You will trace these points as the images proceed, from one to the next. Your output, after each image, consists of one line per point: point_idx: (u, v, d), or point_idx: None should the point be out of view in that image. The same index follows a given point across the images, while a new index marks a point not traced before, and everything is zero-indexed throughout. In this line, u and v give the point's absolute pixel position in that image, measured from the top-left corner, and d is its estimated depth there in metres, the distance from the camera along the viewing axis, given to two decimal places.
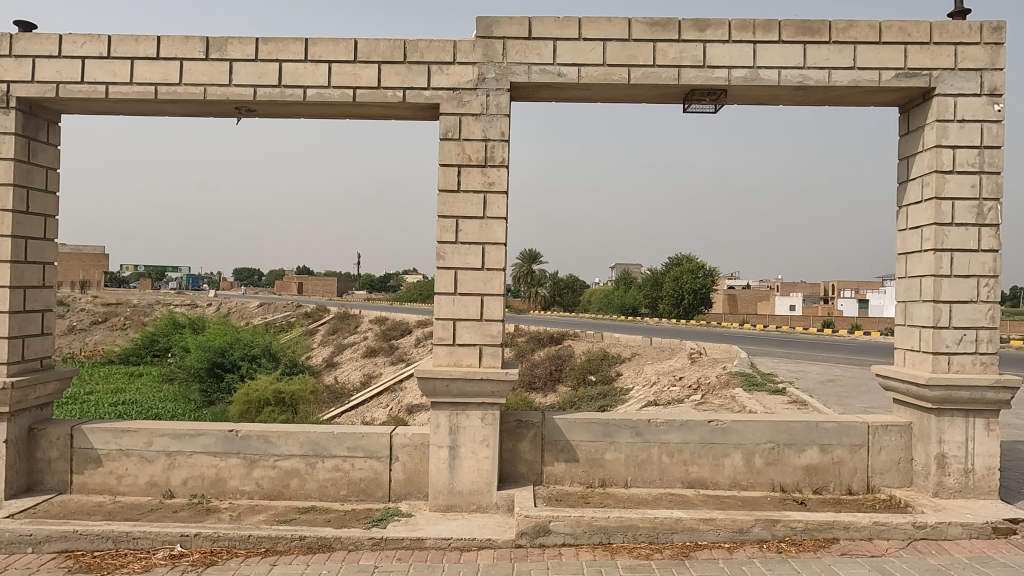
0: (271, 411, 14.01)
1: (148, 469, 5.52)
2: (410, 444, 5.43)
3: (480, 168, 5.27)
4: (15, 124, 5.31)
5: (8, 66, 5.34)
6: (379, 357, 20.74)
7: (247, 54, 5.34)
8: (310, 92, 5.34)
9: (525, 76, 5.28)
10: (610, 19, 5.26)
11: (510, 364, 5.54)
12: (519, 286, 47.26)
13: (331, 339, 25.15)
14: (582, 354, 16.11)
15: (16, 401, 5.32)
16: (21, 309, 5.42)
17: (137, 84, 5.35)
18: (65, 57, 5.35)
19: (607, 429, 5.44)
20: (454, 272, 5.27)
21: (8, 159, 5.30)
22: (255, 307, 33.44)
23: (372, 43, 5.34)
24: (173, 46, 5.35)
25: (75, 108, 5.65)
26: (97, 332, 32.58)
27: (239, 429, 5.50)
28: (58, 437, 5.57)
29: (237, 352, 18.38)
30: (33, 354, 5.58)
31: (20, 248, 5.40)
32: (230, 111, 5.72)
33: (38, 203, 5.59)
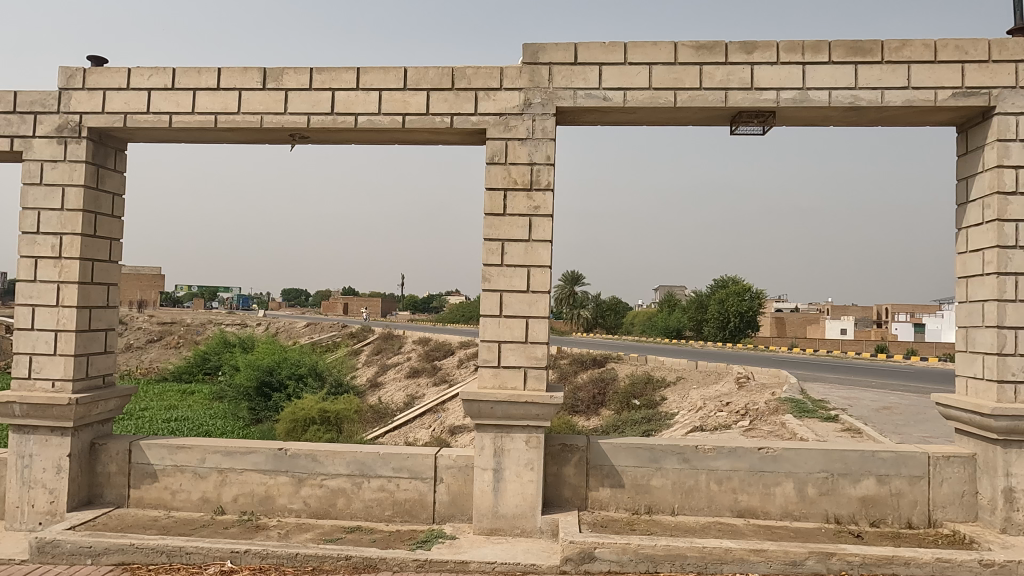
0: (317, 430, 14.21)
1: (200, 485, 5.66)
2: (454, 466, 5.44)
3: (526, 192, 5.32)
4: (85, 153, 5.60)
5: (81, 98, 5.66)
6: (422, 378, 20.89)
7: (302, 83, 5.54)
8: (361, 119, 5.49)
9: (571, 100, 5.33)
10: (656, 43, 5.30)
11: (555, 387, 5.53)
12: (562, 308, 47.13)
13: (376, 358, 25.45)
14: (626, 377, 15.88)
15: (80, 416, 5.54)
16: (86, 328, 5.67)
17: (199, 114, 5.59)
18: (132, 89, 5.65)
19: (654, 455, 5.36)
20: (500, 294, 5.31)
21: (78, 186, 5.58)
22: (303, 327, 34.17)
23: (421, 70, 5.48)
24: (232, 77, 5.60)
25: (141, 137, 5.94)
26: (152, 351, 33.69)
27: (288, 448, 5.60)
28: (118, 451, 5.77)
29: (285, 371, 18.73)
30: (96, 371, 5.83)
31: (87, 270, 5.66)
32: (285, 139, 5.92)
33: (104, 227, 5.86)
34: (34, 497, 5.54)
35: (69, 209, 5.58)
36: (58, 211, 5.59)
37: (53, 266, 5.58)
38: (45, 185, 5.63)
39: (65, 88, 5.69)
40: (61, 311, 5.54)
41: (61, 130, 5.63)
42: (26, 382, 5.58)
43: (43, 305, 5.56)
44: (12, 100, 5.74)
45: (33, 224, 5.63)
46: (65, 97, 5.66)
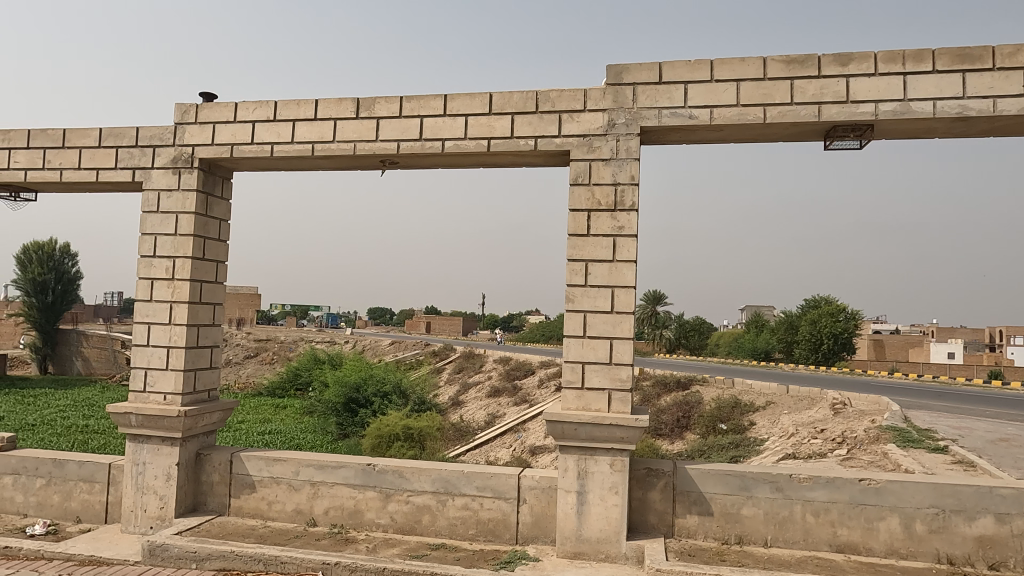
0: (401, 447, 14.52)
1: (295, 497, 5.90)
2: (538, 486, 5.43)
3: (610, 213, 5.30)
4: (196, 182, 6.04)
5: (194, 132, 6.11)
6: (503, 397, 20.95)
7: (392, 111, 5.77)
8: (449, 143, 5.65)
9: (655, 119, 5.29)
10: (744, 59, 5.19)
11: (640, 409, 5.44)
12: (644, 329, 46.32)
13: (457, 377, 25.79)
14: (712, 401, 15.34)
15: (188, 428, 5.91)
16: (194, 345, 6.07)
17: (298, 143, 5.91)
18: (239, 122, 6.05)
19: (744, 483, 5.15)
20: (584, 314, 5.29)
21: (190, 213, 6.01)
22: (388, 345, 35.14)
23: (506, 95, 5.59)
24: (329, 108, 5.90)
25: (245, 166, 6.35)
26: (249, 366, 35.51)
27: (376, 463, 5.76)
28: (221, 462, 6.11)
29: (371, 388, 19.29)
30: (203, 386, 6.22)
31: (196, 291, 6.07)
32: (375, 165, 6.18)
33: (212, 251, 6.28)
34: (146, 502, 5.94)
35: (181, 234, 6.01)
36: (172, 236, 6.04)
37: (167, 287, 6.02)
38: (161, 212, 6.10)
39: (180, 123, 6.17)
40: (173, 329, 5.96)
41: (176, 161, 6.10)
42: (141, 395, 6.02)
43: (158, 323, 6.01)
44: (135, 135, 6.28)
45: (150, 248, 6.10)
46: (180, 131, 6.14)
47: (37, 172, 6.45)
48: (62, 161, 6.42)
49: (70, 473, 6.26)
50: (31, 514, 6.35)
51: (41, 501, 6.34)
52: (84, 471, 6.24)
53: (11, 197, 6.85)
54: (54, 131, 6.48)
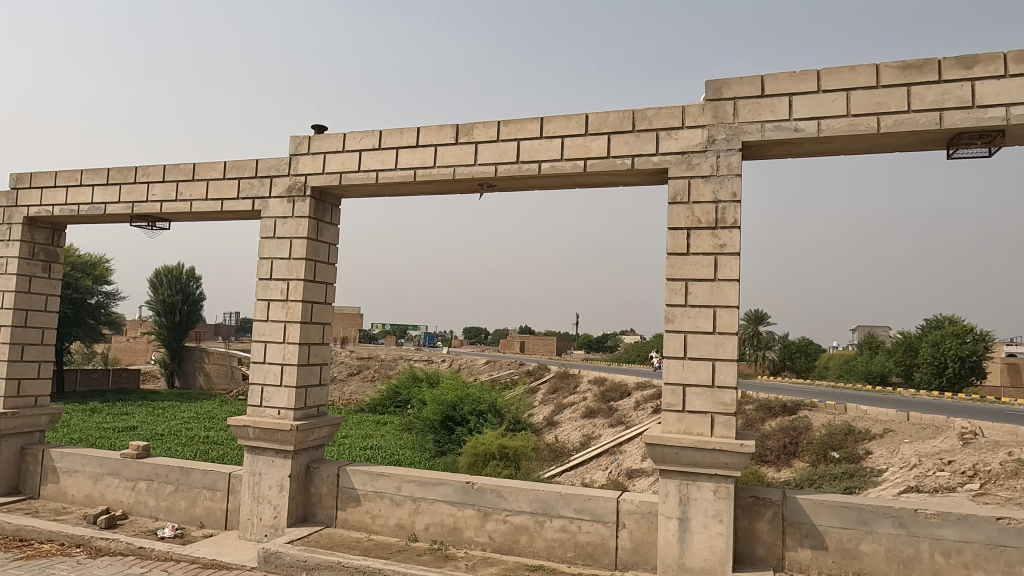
0: (496, 465, 14.61)
1: (397, 512, 6.07)
2: (637, 511, 5.30)
3: (711, 231, 5.16)
4: (309, 209, 6.42)
5: (307, 162, 6.51)
6: (598, 418, 20.65)
7: (490, 135, 5.92)
8: (545, 165, 5.72)
9: (758, 133, 5.12)
10: (854, 67, 4.95)
11: (745, 434, 5.22)
12: (745, 349, 44.43)
13: (552, 397, 25.67)
14: (821, 427, 14.45)
15: (299, 441, 6.23)
16: (305, 362, 6.41)
17: (401, 170, 6.16)
18: (347, 151, 6.39)
19: (862, 516, 4.81)
20: (684, 335, 5.16)
21: (303, 238, 6.39)
22: (483, 364, 35.56)
23: (602, 115, 5.60)
24: (429, 134, 6.13)
25: (352, 193, 6.68)
26: (352, 383, 36.95)
27: (474, 481, 5.83)
28: (328, 475, 6.39)
29: (467, 407, 19.57)
30: (313, 402, 6.54)
31: (308, 311, 6.42)
32: (473, 189, 6.34)
33: (322, 273, 6.64)
34: (262, 511, 6.29)
35: (295, 258, 6.40)
36: (286, 260, 6.44)
37: (282, 307, 6.41)
38: (278, 238, 6.53)
39: (294, 154, 6.60)
40: (287, 348, 6.33)
41: (291, 190, 6.52)
42: (258, 409, 6.41)
43: (273, 342, 6.40)
44: (255, 166, 6.77)
45: (267, 271, 6.53)
46: (295, 162, 6.56)
47: (171, 203, 7.08)
48: (192, 193, 7.02)
49: (195, 481, 6.75)
50: (161, 517, 6.89)
51: (169, 506, 6.86)
52: (207, 479, 6.70)
53: (148, 226, 7.54)
54: (185, 166, 7.11)
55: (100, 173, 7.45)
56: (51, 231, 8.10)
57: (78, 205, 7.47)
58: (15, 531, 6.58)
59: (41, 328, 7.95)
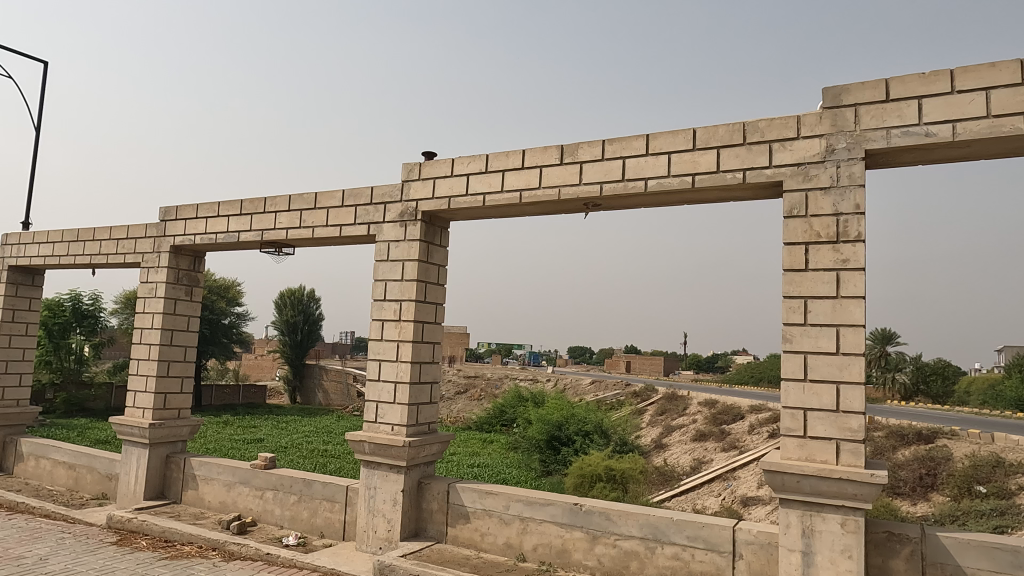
0: (603, 487, 14.37)
1: (505, 531, 6.10)
2: (755, 542, 5.03)
3: (832, 245, 4.87)
4: (420, 233, 6.68)
5: (418, 188, 6.78)
6: (710, 442, 19.84)
7: (595, 154, 5.92)
8: (651, 182, 5.64)
9: (883, 141, 4.80)
10: (994, 64, 4.54)
11: (876, 463, 4.84)
12: (872, 371, 41.25)
13: (660, 419, 24.95)
14: (964, 458, 13.11)
15: (411, 457, 6.42)
16: (417, 380, 6.62)
17: (507, 192, 6.28)
18: (455, 176, 6.60)
19: (1017, 559, 4.31)
20: (804, 356, 4.88)
21: (414, 260, 6.65)
22: (588, 385, 35.18)
23: (711, 129, 5.46)
24: (535, 156, 6.22)
25: (461, 216, 6.88)
26: (460, 402, 37.66)
27: (583, 503, 5.76)
28: (439, 491, 6.53)
29: (573, 427, 19.41)
30: (424, 419, 6.74)
31: (419, 331, 6.65)
32: (579, 208, 6.35)
33: (432, 294, 6.86)
34: (377, 524, 6.52)
35: (407, 279, 6.66)
36: (399, 281, 6.72)
37: (395, 327, 6.68)
38: (391, 260, 6.82)
39: (406, 181, 6.89)
40: (399, 366, 6.58)
41: (403, 215, 6.81)
42: (373, 425, 6.69)
43: (387, 360, 6.67)
44: (370, 194, 7.13)
45: (381, 292, 6.83)
46: (407, 188, 6.85)
47: (295, 230, 7.59)
48: (314, 220, 7.49)
49: (316, 492, 7.11)
50: (286, 526, 7.30)
51: (293, 515, 7.26)
52: (327, 491, 7.05)
53: (276, 251, 8.10)
54: (308, 195, 7.60)
55: (234, 205, 8.10)
56: (192, 258, 8.90)
57: (215, 234, 8.17)
58: (160, 532, 7.20)
59: (184, 346, 8.72)
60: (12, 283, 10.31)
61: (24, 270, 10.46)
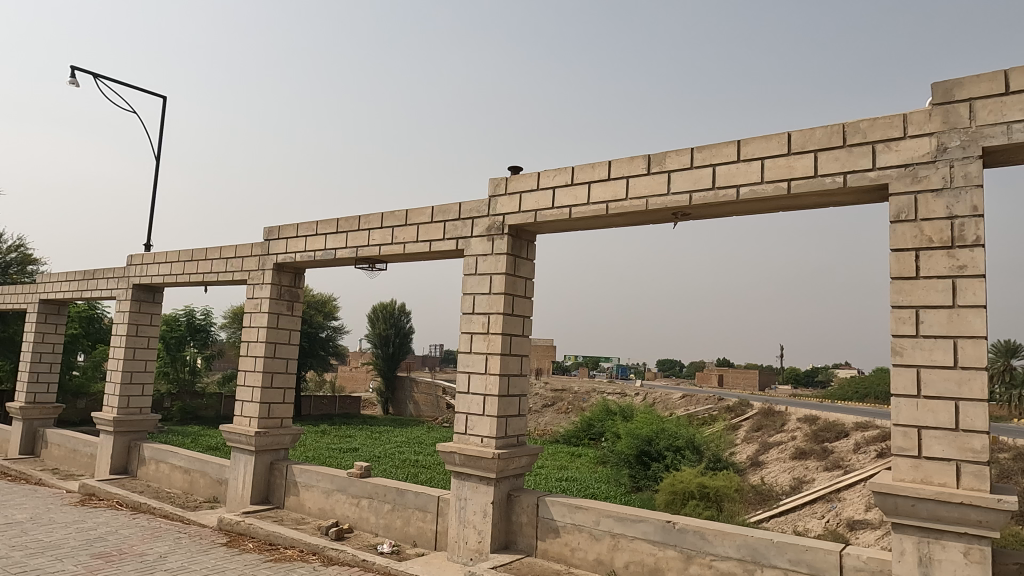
0: (696, 505, 13.91)
1: (596, 547, 6.02)
2: (866, 569, 4.71)
3: (946, 251, 4.54)
4: (506, 246, 6.76)
5: (504, 202, 6.87)
6: (811, 461, 18.82)
7: (684, 163, 5.80)
8: (744, 189, 5.45)
9: (1003, 137, 4.43)
10: None
11: (1004, 487, 4.43)
12: (995, 387, 37.88)
13: (756, 435, 23.91)
14: None
15: (501, 469, 6.46)
16: (505, 393, 6.67)
17: (594, 203, 6.24)
18: (541, 189, 6.63)
19: None
20: (916, 369, 4.56)
21: (502, 273, 6.73)
22: (679, 399, 34.25)
23: (807, 132, 5.23)
24: (621, 167, 6.16)
25: (547, 229, 6.90)
26: (547, 415, 37.56)
27: (676, 521, 5.60)
28: (529, 503, 6.53)
29: (663, 442, 18.94)
30: (513, 431, 6.76)
31: (507, 343, 6.71)
32: (667, 218, 6.23)
33: (520, 307, 6.90)
34: (467, 535, 6.60)
35: (494, 292, 6.74)
36: (487, 295, 6.81)
37: (483, 340, 6.77)
38: (479, 274, 6.93)
39: (493, 196, 6.99)
40: (488, 378, 6.65)
41: (490, 229, 6.91)
42: (463, 436, 6.78)
43: (476, 373, 6.77)
44: (458, 209, 7.28)
45: (470, 306, 6.95)
46: (493, 203, 6.95)
47: (387, 247, 7.86)
48: (405, 237, 7.73)
49: (409, 501, 7.28)
50: (380, 534, 7.50)
51: (387, 523, 7.46)
52: (419, 501, 7.20)
53: (370, 267, 8.41)
54: (399, 213, 7.86)
55: (331, 224, 8.49)
56: (293, 275, 9.38)
57: (314, 251, 8.58)
58: (265, 536, 7.58)
59: (286, 358, 9.19)
60: (135, 300, 11.22)
61: (146, 288, 11.36)
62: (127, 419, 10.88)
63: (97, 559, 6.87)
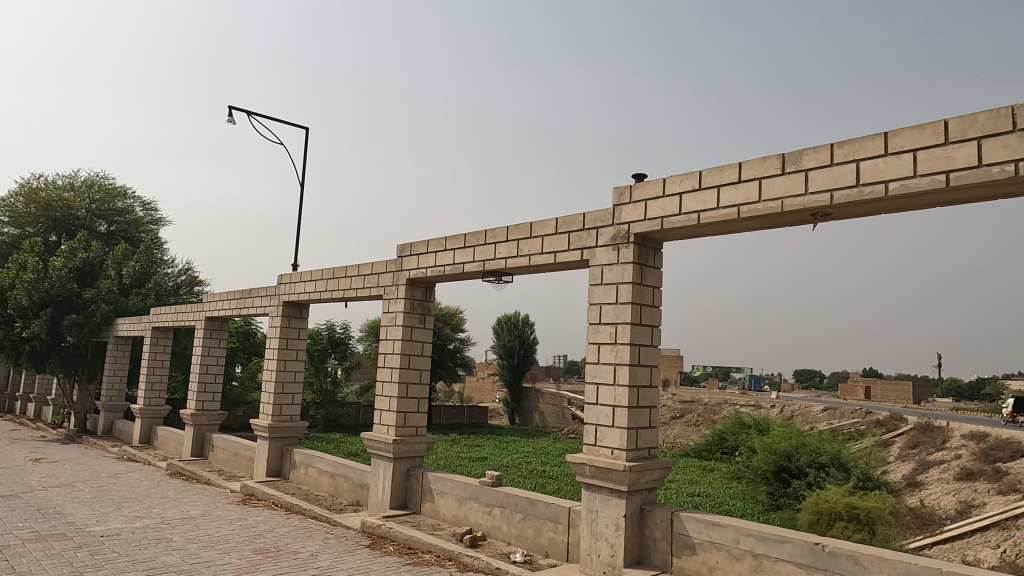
0: (845, 527, 12.91)
1: (736, 566, 5.73)
2: None
3: None
4: (633, 255, 6.66)
5: (629, 211, 6.79)
6: (980, 483, 16.87)
7: (823, 160, 5.45)
8: (893, 185, 5.03)
9: None
10: None
11: None
12: None
13: (912, 453, 21.79)
14: None
15: (632, 482, 6.34)
16: (635, 404, 6.55)
17: (724, 207, 6.01)
18: (667, 195, 6.48)
19: None
20: None
21: (628, 283, 6.65)
22: (821, 412, 31.98)
23: (967, 119, 4.75)
24: (753, 167, 5.89)
25: (674, 236, 6.73)
26: (676, 427, 36.40)
27: (826, 543, 5.22)
28: (662, 519, 6.35)
29: (804, 457, 17.74)
30: (644, 443, 6.62)
31: (636, 353, 6.59)
32: (805, 219, 5.87)
33: (648, 316, 6.77)
34: (600, 548, 6.52)
35: (622, 302, 6.67)
36: (614, 305, 6.74)
37: (611, 350, 6.70)
38: (605, 284, 6.88)
39: (617, 205, 6.93)
40: (617, 389, 6.57)
41: (616, 238, 6.85)
42: (593, 448, 6.74)
43: (605, 383, 6.71)
44: (582, 220, 7.28)
45: (597, 316, 6.91)
46: (618, 211, 6.88)
47: (513, 259, 8.02)
48: (530, 249, 7.84)
49: (541, 511, 7.32)
50: (513, 542, 7.60)
51: (519, 532, 7.54)
52: (550, 512, 7.22)
53: (496, 280, 8.60)
54: (524, 225, 7.99)
55: (459, 238, 8.79)
56: (425, 289, 9.79)
57: (444, 266, 8.92)
58: (404, 539, 7.93)
59: (419, 369, 9.59)
60: (285, 316, 12.20)
61: (294, 305, 12.32)
62: (280, 426, 11.81)
63: (258, 555, 7.48)
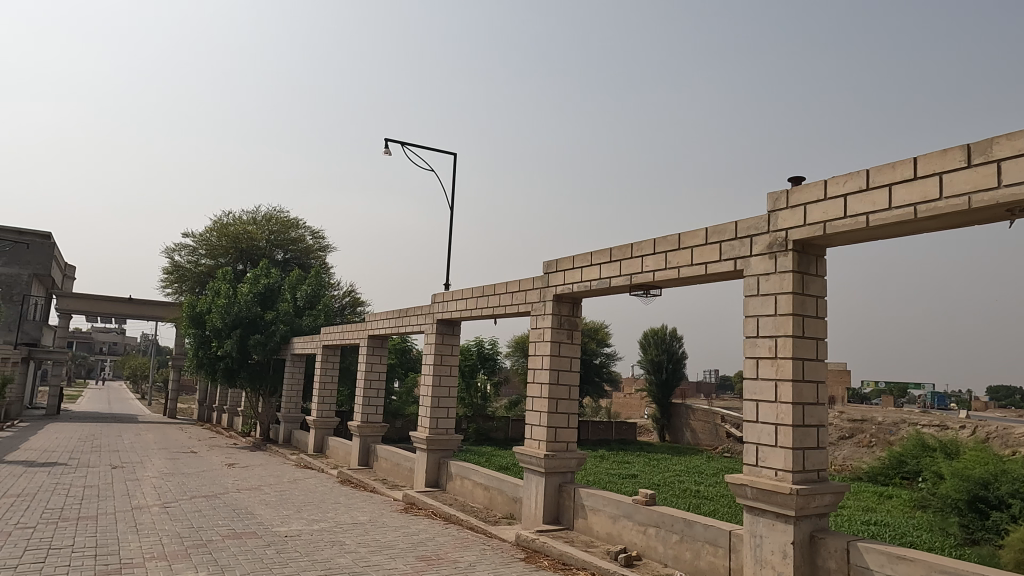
0: None
1: None
2: None
3: None
4: (792, 263, 6.27)
5: (786, 217, 6.41)
6: None
7: (1019, 148, 4.82)
8: None
9: None
10: None
11: None
12: None
13: None
14: None
15: (801, 506, 5.91)
16: (800, 423, 6.12)
17: (897, 208, 5.48)
18: (829, 198, 6.03)
19: None
20: None
21: (788, 292, 6.26)
22: None
23: None
24: (931, 162, 5.32)
25: (840, 241, 6.25)
26: (845, 448, 33.36)
27: None
28: (836, 548, 5.83)
29: (1005, 486, 15.52)
30: (813, 465, 6.15)
31: (799, 368, 6.17)
32: (999, 216, 5.21)
33: (812, 328, 6.32)
34: None
35: (781, 314, 6.28)
36: (773, 316, 6.37)
37: (771, 365, 6.32)
38: (762, 295, 6.54)
39: (773, 211, 6.57)
40: (780, 406, 6.18)
41: (772, 246, 6.49)
42: (755, 468, 6.37)
43: (765, 400, 6.34)
44: (734, 228, 6.97)
45: (754, 329, 6.57)
46: (775, 218, 6.52)
47: (662, 271, 7.85)
48: (679, 260, 7.63)
49: (699, 533, 7.03)
50: (670, 564, 7.35)
51: (676, 554, 7.28)
52: (710, 534, 6.91)
53: (644, 294, 8.45)
54: (672, 236, 7.80)
55: (605, 252, 8.75)
56: (572, 304, 9.84)
57: (590, 281, 8.93)
58: (558, 555, 7.95)
59: (568, 385, 9.62)
60: (439, 333, 12.81)
61: (447, 323, 12.90)
62: (437, 439, 12.36)
63: (421, 561, 7.87)
